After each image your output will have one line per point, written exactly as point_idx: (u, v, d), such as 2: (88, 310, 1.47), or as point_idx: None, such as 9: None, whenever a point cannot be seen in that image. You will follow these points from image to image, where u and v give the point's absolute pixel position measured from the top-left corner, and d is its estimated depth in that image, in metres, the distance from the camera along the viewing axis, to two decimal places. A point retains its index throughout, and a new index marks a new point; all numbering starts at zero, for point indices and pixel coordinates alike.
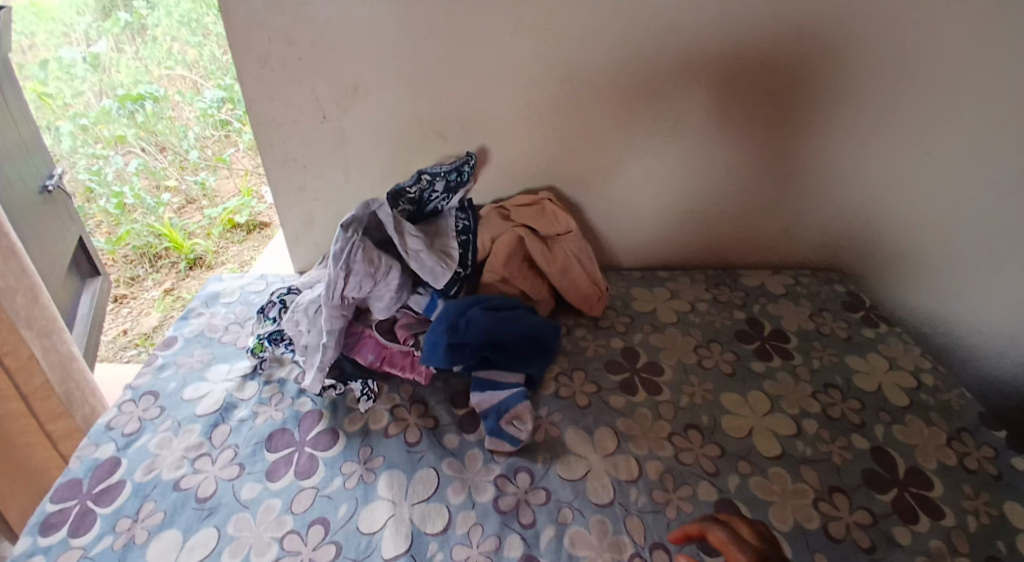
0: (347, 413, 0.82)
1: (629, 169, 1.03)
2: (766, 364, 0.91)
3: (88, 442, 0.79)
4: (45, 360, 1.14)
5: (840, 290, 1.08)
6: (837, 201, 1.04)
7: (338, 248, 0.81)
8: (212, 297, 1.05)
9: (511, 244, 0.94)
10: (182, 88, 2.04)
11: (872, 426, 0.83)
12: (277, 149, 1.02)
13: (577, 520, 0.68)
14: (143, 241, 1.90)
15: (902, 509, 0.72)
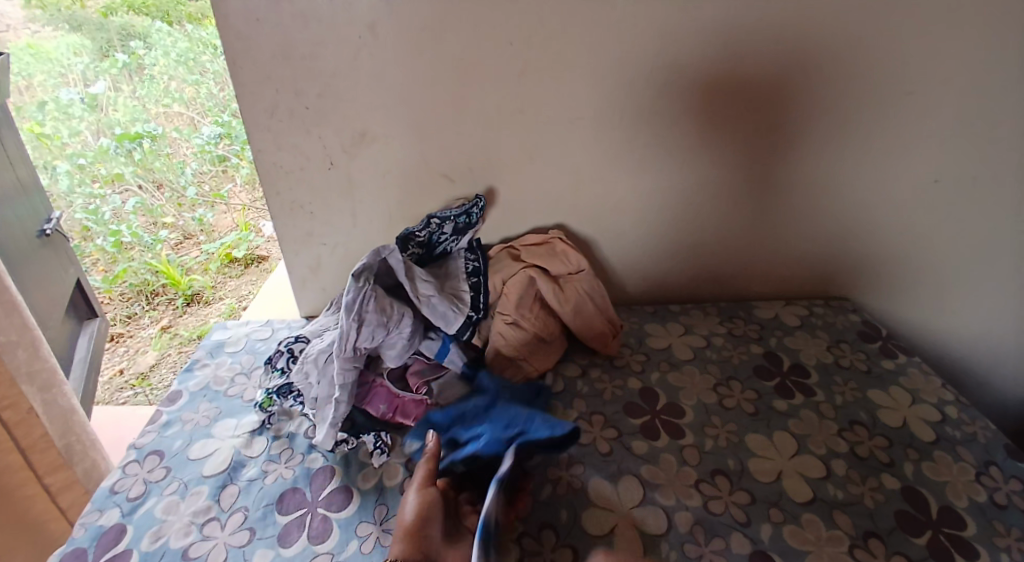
0: (360, 469, 0.80)
1: (638, 206, 1.02)
2: (788, 402, 0.89)
3: (92, 508, 0.76)
4: (45, 413, 1.11)
5: (856, 319, 1.07)
6: (849, 231, 1.03)
7: (350, 298, 0.79)
8: (216, 347, 1.03)
9: (522, 285, 0.93)
10: (180, 125, 2.07)
11: (902, 464, 0.80)
12: (283, 196, 1.01)
13: None
14: (139, 278, 1.89)
15: (940, 553, 0.70)
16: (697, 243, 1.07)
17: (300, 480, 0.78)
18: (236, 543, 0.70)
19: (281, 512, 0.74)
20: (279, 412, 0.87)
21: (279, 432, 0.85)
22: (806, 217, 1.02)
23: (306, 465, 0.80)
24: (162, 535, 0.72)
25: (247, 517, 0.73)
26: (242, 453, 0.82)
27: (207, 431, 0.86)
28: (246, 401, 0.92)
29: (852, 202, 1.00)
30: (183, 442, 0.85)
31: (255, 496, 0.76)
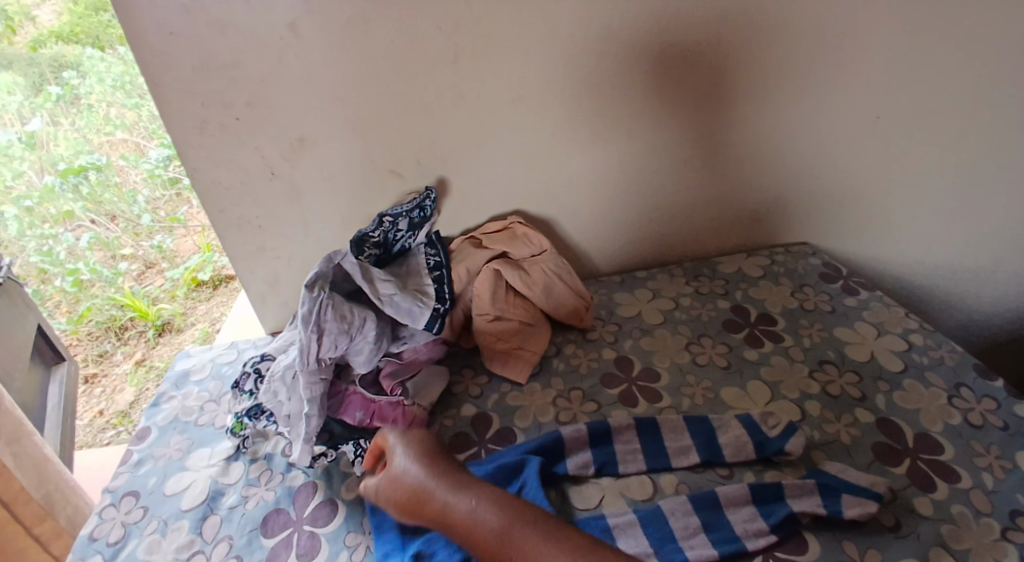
0: (343, 479, 0.78)
1: (591, 178, 1.02)
2: (759, 352, 0.91)
3: (73, 557, 0.72)
4: (16, 468, 1.05)
5: (815, 262, 1.08)
6: (800, 174, 1.04)
7: (306, 309, 0.77)
8: (181, 377, 0.99)
9: (491, 282, 0.93)
10: (125, 151, 1.93)
11: (873, 397, 0.82)
12: (229, 214, 0.98)
13: None
14: (105, 315, 1.82)
15: (918, 478, 0.71)
16: (656, 204, 1.07)
17: (282, 499, 0.75)
18: None
19: (265, 535, 0.71)
20: (253, 434, 0.84)
21: (256, 455, 0.82)
22: (750, 176, 1.04)
23: (287, 483, 0.78)
24: None
25: (231, 545, 0.71)
26: (219, 481, 0.79)
27: (181, 464, 0.83)
28: (218, 427, 0.89)
29: (816, 144, 1.01)
30: (158, 477, 0.82)
31: (238, 522, 0.73)
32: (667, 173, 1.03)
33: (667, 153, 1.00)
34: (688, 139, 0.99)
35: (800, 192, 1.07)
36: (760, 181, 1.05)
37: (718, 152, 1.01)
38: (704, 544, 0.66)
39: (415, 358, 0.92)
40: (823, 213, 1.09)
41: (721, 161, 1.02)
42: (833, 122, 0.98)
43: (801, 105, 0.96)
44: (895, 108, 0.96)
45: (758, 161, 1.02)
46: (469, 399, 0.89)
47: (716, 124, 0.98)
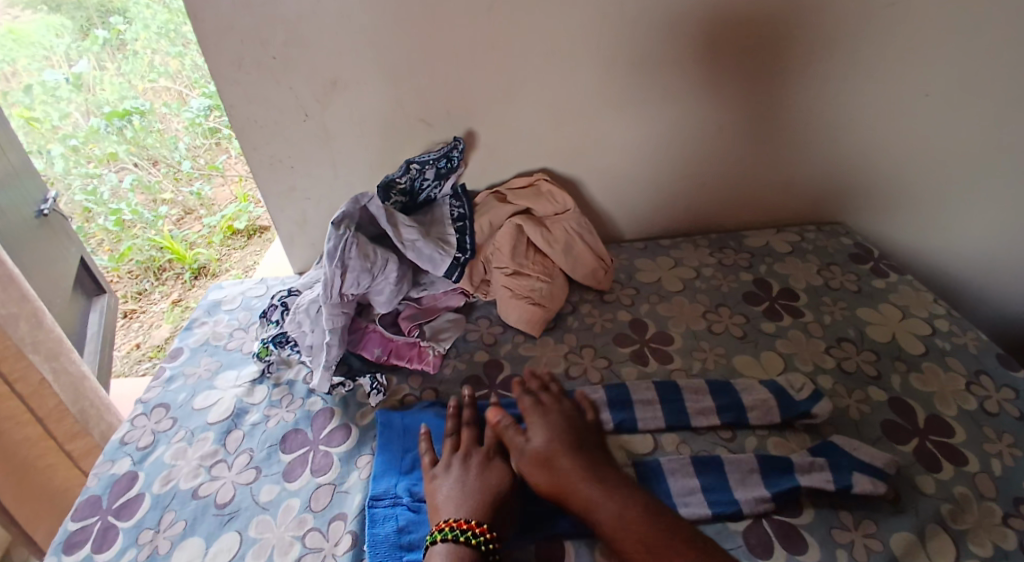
0: (359, 408, 0.82)
1: (620, 140, 1.01)
2: (776, 324, 0.90)
3: (104, 459, 0.78)
4: (57, 382, 1.12)
5: (846, 242, 1.06)
6: (835, 149, 1.02)
7: (332, 246, 0.79)
8: (214, 305, 1.04)
9: (512, 236, 0.94)
10: (169, 100, 1.99)
11: (888, 377, 0.81)
12: (261, 152, 1.00)
13: None
14: (144, 256, 1.86)
15: (924, 457, 0.71)
16: (684, 172, 1.06)
17: (300, 421, 0.79)
18: (242, 482, 0.72)
19: (284, 451, 0.76)
20: (278, 360, 0.88)
21: (279, 380, 0.86)
22: (785, 150, 1.02)
23: (306, 408, 0.81)
24: (172, 479, 0.74)
25: (251, 457, 0.75)
26: (244, 400, 0.83)
27: (210, 383, 0.87)
28: (246, 353, 0.93)
29: (858, 120, 0.98)
30: (187, 393, 0.86)
31: (259, 438, 0.78)
32: (700, 140, 1.01)
33: (700, 120, 0.99)
34: (723, 107, 0.98)
35: (835, 169, 1.04)
36: (795, 155, 1.03)
37: (753, 123, 0.99)
38: (701, 504, 0.66)
39: (433, 305, 0.96)
40: (858, 192, 1.07)
41: (756, 133, 1.00)
42: (880, 98, 0.95)
43: (845, 78, 0.94)
44: (947, 87, 0.93)
45: (794, 134, 1.00)
46: (482, 347, 0.91)
47: (752, 94, 0.96)
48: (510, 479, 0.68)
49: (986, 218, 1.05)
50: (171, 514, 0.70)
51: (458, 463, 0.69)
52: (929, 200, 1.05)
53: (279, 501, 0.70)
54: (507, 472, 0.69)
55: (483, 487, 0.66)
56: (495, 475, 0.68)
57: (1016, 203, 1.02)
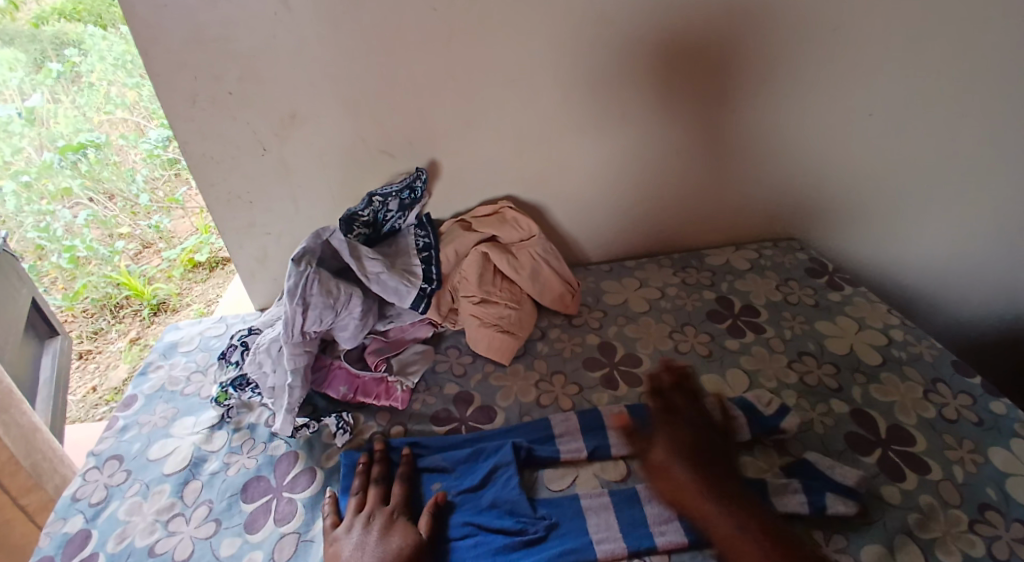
0: (324, 449, 0.79)
1: (580, 166, 1.03)
2: (740, 341, 0.92)
3: (55, 517, 0.73)
4: (5, 435, 1.01)
5: (803, 257, 1.09)
6: (787, 167, 1.05)
7: (292, 283, 0.78)
8: (170, 348, 1.00)
9: (478, 264, 0.94)
10: (125, 131, 1.95)
11: (850, 389, 0.83)
12: (219, 188, 0.98)
13: None
14: (101, 293, 1.79)
15: (888, 467, 0.73)
16: (645, 194, 1.08)
17: (263, 467, 0.76)
18: (201, 536, 0.69)
19: (245, 501, 0.72)
20: (238, 404, 0.85)
21: (240, 424, 0.83)
22: (740, 170, 1.05)
23: (269, 453, 0.78)
24: (127, 536, 0.70)
25: (211, 509, 0.72)
26: (202, 448, 0.80)
27: (166, 431, 0.84)
28: (204, 397, 0.90)
29: (807, 140, 1.02)
30: (142, 443, 0.82)
31: (219, 488, 0.74)
32: (658, 163, 1.04)
33: (658, 144, 1.01)
34: (681, 131, 1.00)
35: (789, 187, 1.08)
36: (749, 175, 1.06)
37: (711, 145, 1.02)
38: (677, 531, 0.66)
39: (401, 336, 0.95)
40: (812, 207, 1.10)
41: (712, 155, 1.03)
42: (827, 118, 0.99)
43: (792, 100, 0.97)
44: (887, 106, 0.97)
45: (748, 154, 1.03)
46: (451, 378, 0.90)
47: (707, 116, 0.99)
48: (413, 537, 0.65)
49: (933, 228, 1.09)
50: None
51: (374, 522, 0.67)
52: (878, 213, 1.09)
53: (241, 555, 0.67)
54: (410, 531, 0.66)
55: (384, 550, 0.63)
56: (398, 535, 0.65)
57: (958, 214, 1.07)
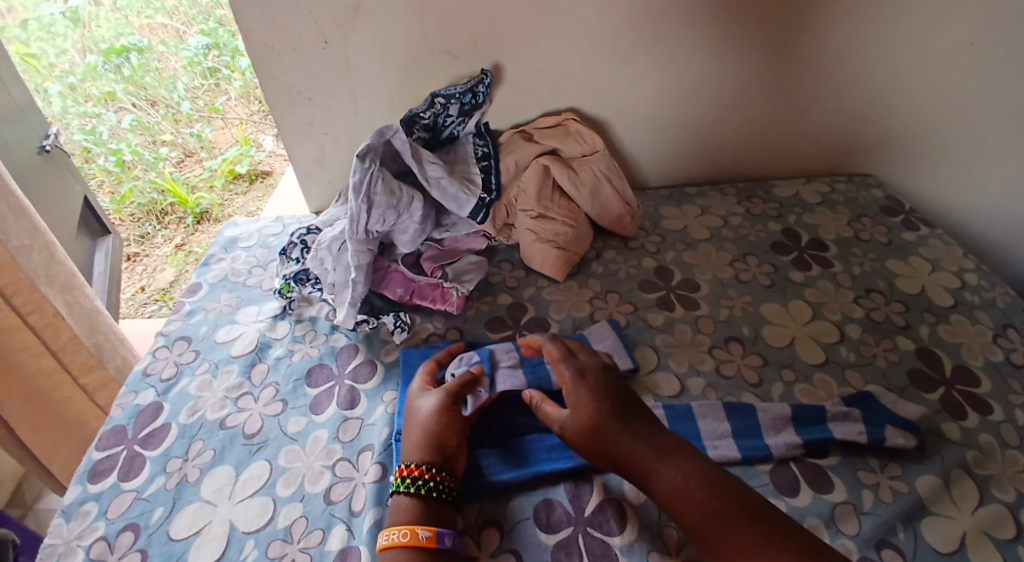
0: (383, 345, 0.82)
1: (649, 80, 0.97)
2: (805, 274, 0.89)
3: (127, 390, 0.77)
4: (70, 316, 1.01)
5: (878, 194, 1.04)
6: (870, 96, 0.98)
7: (357, 179, 0.77)
8: (230, 242, 1.02)
9: (538, 177, 0.92)
10: (166, 37, 1.97)
11: (917, 327, 0.81)
12: (279, 83, 0.97)
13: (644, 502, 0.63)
14: (147, 198, 1.79)
15: (950, 405, 0.71)
16: (716, 116, 1.02)
17: (325, 357, 0.79)
18: (270, 413, 0.73)
19: (310, 385, 0.76)
20: (299, 298, 0.88)
21: (301, 316, 0.86)
22: (819, 94, 0.99)
23: (330, 344, 0.81)
24: (198, 410, 0.74)
25: (278, 390, 0.75)
26: (267, 334, 0.83)
27: (231, 318, 0.87)
28: (265, 290, 0.92)
29: (897, 65, 0.94)
30: (208, 327, 0.86)
31: (284, 371, 0.78)
32: (733, 81, 0.98)
33: (734, 60, 0.95)
34: (761, 48, 0.94)
35: (870, 116, 1.01)
36: (827, 101, 1.00)
37: (795, 64, 0.95)
38: (730, 447, 0.66)
39: (455, 247, 0.94)
40: (894, 143, 1.03)
41: (792, 76, 0.97)
42: (926, 40, 0.91)
43: (887, 19, 0.90)
44: (992, 33, 0.88)
45: (831, 76, 0.96)
46: (505, 290, 0.90)
47: (790, 33, 0.92)
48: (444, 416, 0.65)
49: None
50: (199, 443, 0.70)
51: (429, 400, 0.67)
52: (960, 153, 1.01)
53: (307, 432, 0.70)
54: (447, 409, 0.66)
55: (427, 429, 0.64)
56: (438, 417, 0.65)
57: None
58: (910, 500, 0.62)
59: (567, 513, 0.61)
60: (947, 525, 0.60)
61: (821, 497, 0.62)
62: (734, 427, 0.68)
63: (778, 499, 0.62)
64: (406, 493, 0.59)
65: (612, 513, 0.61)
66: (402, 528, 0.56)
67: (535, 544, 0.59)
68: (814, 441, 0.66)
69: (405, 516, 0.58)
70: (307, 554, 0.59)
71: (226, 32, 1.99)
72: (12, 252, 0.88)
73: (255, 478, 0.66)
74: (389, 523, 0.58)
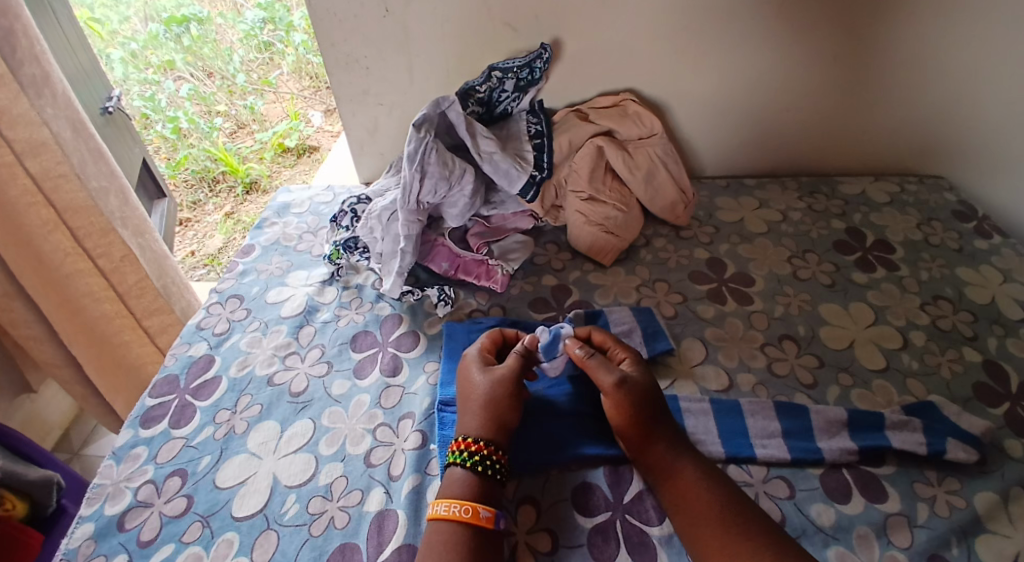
0: (426, 317, 0.82)
1: (712, 65, 0.94)
2: (868, 275, 0.85)
3: (181, 341, 0.80)
4: (141, 258, 1.03)
5: (951, 198, 0.98)
6: (951, 93, 0.92)
7: (412, 148, 0.77)
8: (283, 208, 1.04)
9: (592, 158, 0.90)
10: (224, 10, 2.01)
11: (986, 339, 0.76)
12: (339, 49, 0.97)
13: None
14: (201, 166, 1.83)
15: (1017, 423, 0.67)
16: (779, 104, 0.98)
17: (370, 324, 0.80)
18: (315, 374, 0.74)
19: (355, 350, 0.77)
20: (347, 266, 0.89)
21: (348, 284, 0.87)
22: (893, 88, 0.93)
23: (375, 312, 0.82)
24: (248, 365, 0.76)
25: (324, 352, 0.77)
26: (315, 299, 0.84)
27: (281, 280, 0.89)
28: (315, 255, 0.93)
29: (978, 63, 0.88)
30: (260, 287, 0.87)
31: (331, 335, 0.79)
32: (799, 72, 0.94)
33: (806, 47, 0.91)
34: (837, 34, 0.89)
35: (944, 114, 0.95)
36: (898, 96, 0.94)
37: (872, 54, 0.90)
38: (779, 447, 0.64)
39: (502, 225, 0.93)
40: (970, 146, 0.97)
41: (864, 69, 0.92)
42: (1015, 35, 0.85)
43: (975, 9, 0.84)
44: None
45: (906, 71, 0.91)
46: (551, 271, 0.89)
47: (870, 20, 0.87)
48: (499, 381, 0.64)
49: None
50: (247, 398, 0.72)
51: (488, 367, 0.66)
52: None
53: (351, 396, 0.71)
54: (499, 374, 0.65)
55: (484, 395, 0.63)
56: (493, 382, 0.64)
57: None
58: (967, 516, 0.59)
59: (606, 499, 0.60)
60: (1006, 545, 0.57)
61: (873, 506, 0.60)
62: (785, 427, 0.66)
63: (827, 504, 0.60)
64: (462, 466, 0.59)
65: (653, 503, 0.60)
66: (463, 503, 0.56)
67: (571, 526, 0.58)
68: (869, 448, 0.63)
69: (461, 490, 0.57)
70: (346, 513, 0.60)
71: (282, 6, 2.00)
72: (91, 193, 0.92)
73: (300, 434, 0.67)
74: (444, 494, 0.58)
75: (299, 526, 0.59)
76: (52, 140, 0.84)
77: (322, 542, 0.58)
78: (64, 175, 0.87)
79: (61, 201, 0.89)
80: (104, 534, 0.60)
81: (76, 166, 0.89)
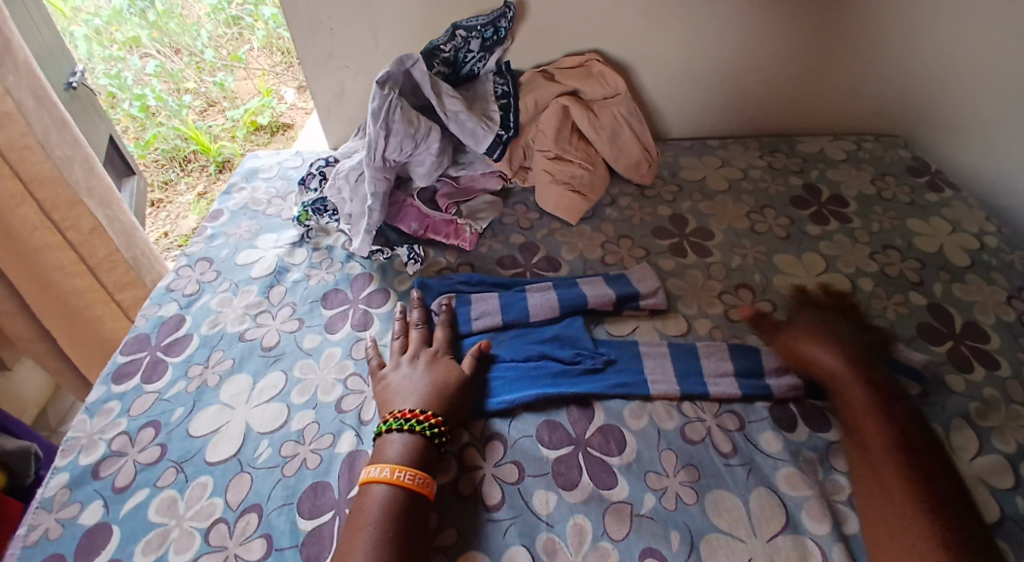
0: (396, 275, 0.84)
1: (676, 24, 0.95)
2: (822, 228, 0.88)
3: (152, 302, 0.80)
4: (110, 229, 1.02)
5: (906, 155, 1.02)
6: (913, 49, 0.94)
7: (376, 106, 0.78)
8: (251, 172, 1.04)
9: (557, 118, 0.91)
10: None
11: (931, 284, 0.80)
12: (301, 12, 0.96)
13: (670, 444, 0.62)
14: (171, 145, 1.80)
15: (956, 359, 0.71)
16: (746, 66, 1.00)
17: (340, 283, 0.82)
18: (287, 330, 0.75)
19: (325, 307, 0.78)
20: (316, 227, 0.89)
21: (318, 245, 0.88)
22: (853, 46, 0.95)
23: (346, 272, 0.83)
24: (219, 323, 0.76)
25: (295, 310, 0.78)
26: (285, 260, 0.85)
27: (251, 243, 0.89)
28: (284, 219, 0.94)
29: (932, 19, 0.90)
30: (229, 250, 0.88)
31: (301, 293, 0.80)
32: (762, 31, 0.95)
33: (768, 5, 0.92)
34: None
35: (904, 74, 0.97)
36: (860, 55, 0.96)
37: (835, 11, 0.92)
38: (731, 384, 0.67)
39: (471, 185, 0.94)
40: (938, 109, 0.99)
41: (827, 29, 0.94)
42: None
43: None
44: None
45: (869, 27, 0.93)
46: (518, 230, 0.91)
47: None
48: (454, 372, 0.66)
49: None
50: (219, 353, 0.73)
51: (420, 358, 0.68)
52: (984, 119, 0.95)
53: (322, 349, 0.73)
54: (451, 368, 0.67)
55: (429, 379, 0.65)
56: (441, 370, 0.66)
57: None
58: None
59: (568, 434, 0.63)
60: None
61: (817, 435, 0.63)
62: (739, 368, 0.69)
63: (774, 433, 0.63)
64: (401, 431, 0.60)
65: (612, 436, 0.63)
66: (410, 468, 0.57)
67: (536, 457, 0.61)
68: (815, 384, 0.67)
69: (398, 456, 0.58)
70: (318, 455, 0.62)
71: None
72: (56, 162, 0.90)
73: (271, 386, 0.69)
74: (379, 460, 0.59)
75: (272, 468, 0.61)
76: (16, 111, 0.83)
77: (294, 482, 0.60)
78: (29, 146, 0.86)
79: (26, 171, 0.87)
80: (80, 483, 0.62)
81: (41, 135, 0.87)
